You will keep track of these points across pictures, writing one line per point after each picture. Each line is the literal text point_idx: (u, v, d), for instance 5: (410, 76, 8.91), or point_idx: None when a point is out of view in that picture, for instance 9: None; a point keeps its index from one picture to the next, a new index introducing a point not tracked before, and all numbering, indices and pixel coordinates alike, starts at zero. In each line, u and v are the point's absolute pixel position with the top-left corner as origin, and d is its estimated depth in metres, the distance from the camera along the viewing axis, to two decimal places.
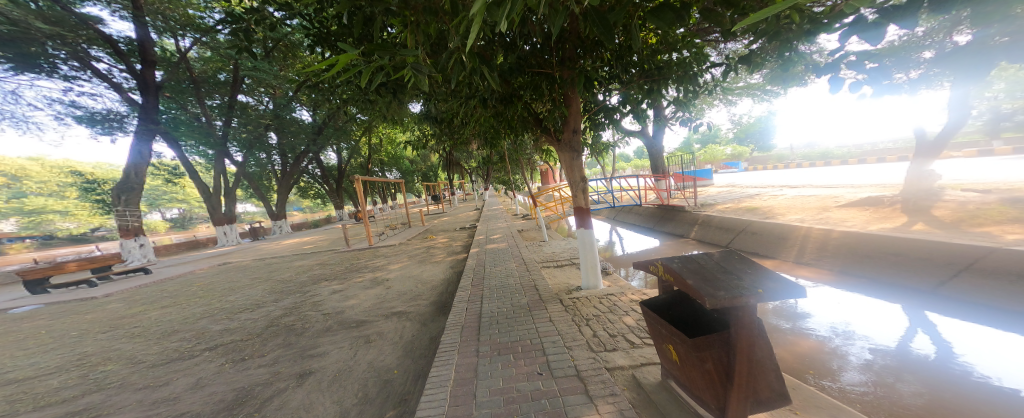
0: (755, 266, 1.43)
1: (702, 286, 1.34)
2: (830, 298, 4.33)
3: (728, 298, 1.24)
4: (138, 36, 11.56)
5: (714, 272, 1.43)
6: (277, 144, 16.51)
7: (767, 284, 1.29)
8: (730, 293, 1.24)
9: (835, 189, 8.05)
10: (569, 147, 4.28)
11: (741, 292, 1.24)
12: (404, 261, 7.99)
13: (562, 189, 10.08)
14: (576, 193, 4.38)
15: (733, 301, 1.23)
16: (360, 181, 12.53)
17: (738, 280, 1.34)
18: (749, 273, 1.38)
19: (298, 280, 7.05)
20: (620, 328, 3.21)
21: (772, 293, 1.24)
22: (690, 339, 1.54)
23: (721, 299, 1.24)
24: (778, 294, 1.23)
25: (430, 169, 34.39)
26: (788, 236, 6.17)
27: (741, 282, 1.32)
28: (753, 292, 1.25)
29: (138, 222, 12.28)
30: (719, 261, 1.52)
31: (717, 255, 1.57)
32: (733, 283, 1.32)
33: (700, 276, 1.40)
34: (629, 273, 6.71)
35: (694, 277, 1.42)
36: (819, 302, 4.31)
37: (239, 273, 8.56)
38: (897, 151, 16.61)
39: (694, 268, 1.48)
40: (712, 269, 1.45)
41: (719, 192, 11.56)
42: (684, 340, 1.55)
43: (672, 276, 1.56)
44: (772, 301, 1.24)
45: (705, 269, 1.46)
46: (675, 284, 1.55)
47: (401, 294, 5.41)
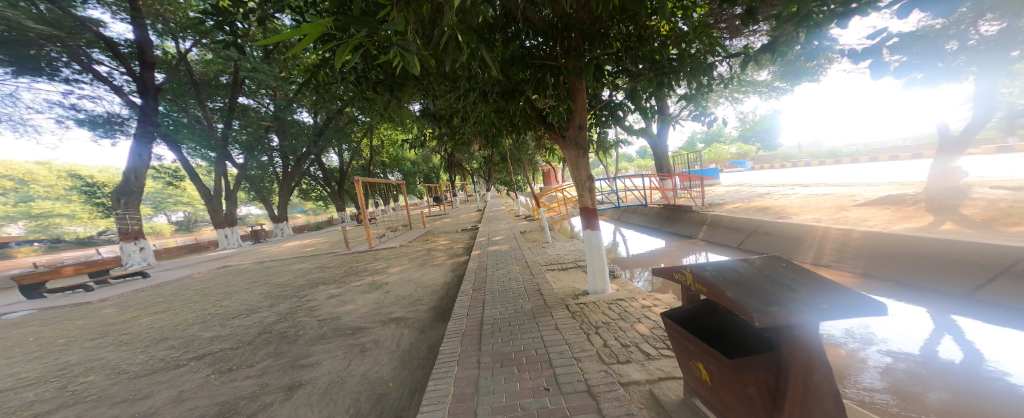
0: (808, 276, 1.21)
1: (745, 299, 1.12)
2: None
3: (783, 314, 1.02)
4: (137, 38, 11.48)
5: (759, 281, 1.21)
6: (278, 146, 16.45)
7: (832, 297, 1.06)
8: (785, 309, 1.03)
9: (851, 188, 7.73)
10: (575, 145, 4.03)
11: (799, 308, 1.02)
12: (404, 263, 7.80)
13: (565, 189, 9.87)
14: (584, 192, 4.10)
15: (788, 318, 1.02)
16: (360, 182, 12.31)
17: (790, 292, 1.12)
18: (804, 285, 1.16)
19: (295, 284, 6.87)
20: (633, 337, 2.98)
21: (840, 309, 1.02)
22: (726, 358, 1.33)
23: (774, 317, 1.02)
24: (848, 311, 1.00)
25: (432, 170, 34.22)
26: (803, 237, 5.91)
27: (794, 295, 1.11)
28: (814, 307, 1.03)
29: (138, 225, 12.18)
30: (762, 268, 1.31)
31: (758, 262, 1.36)
32: (786, 297, 1.10)
33: (742, 287, 1.19)
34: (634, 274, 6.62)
35: (733, 287, 1.20)
36: None
37: (237, 276, 8.42)
38: (908, 149, 16.24)
39: (733, 278, 1.26)
40: (756, 278, 1.23)
41: (726, 191, 11.25)
42: (720, 359, 1.33)
43: (704, 287, 1.34)
44: (839, 320, 1.01)
45: (748, 279, 1.24)
46: (708, 297, 1.34)
47: (400, 299, 5.23)
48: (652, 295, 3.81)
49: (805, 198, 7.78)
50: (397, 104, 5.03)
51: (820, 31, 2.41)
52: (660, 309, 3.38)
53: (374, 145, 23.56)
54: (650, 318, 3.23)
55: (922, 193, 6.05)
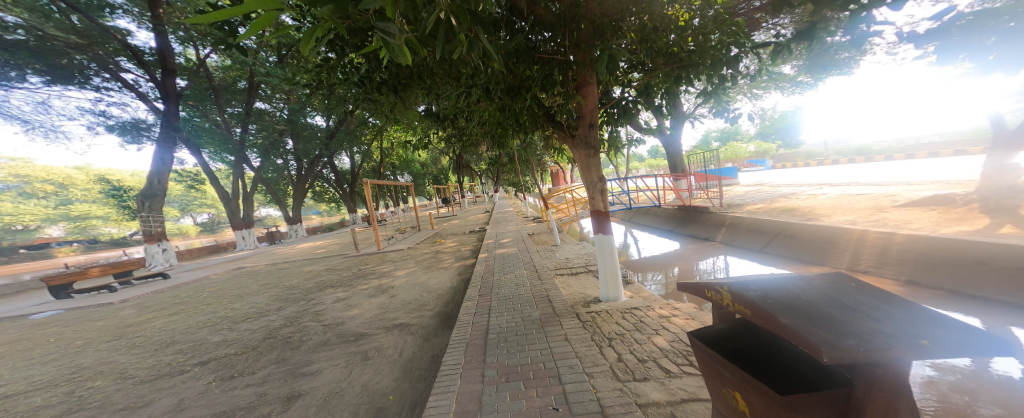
0: (885, 298, 0.99)
1: (807, 328, 0.92)
2: None
3: (868, 352, 0.81)
4: (159, 45, 11.84)
5: (822, 306, 0.99)
6: (293, 150, 16.81)
7: (929, 329, 0.83)
8: (866, 345, 0.81)
9: (888, 188, 7.20)
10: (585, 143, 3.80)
11: (887, 343, 0.80)
12: (411, 266, 7.75)
13: (575, 191, 9.63)
14: (596, 192, 3.86)
15: (870, 357, 0.80)
16: (369, 184, 12.31)
17: (869, 321, 0.90)
18: (887, 312, 0.93)
19: (304, 287, 6.90)
20: (651, 351, 2.74)
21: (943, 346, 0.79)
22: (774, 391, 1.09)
23: (852, 354, 0.81)
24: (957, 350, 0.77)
25: (441, 171, 34.37)
26: (836, 242, 5.50)
27: (875, 325, 0.89)
28: (909, 342, 0.80)
29: (161, 227, 12.59)
30: (822, 287, 1.09)
31: (817, 279, 1.13)
32: (863, 327, 0.88)
33: (803, 314, 0.97)
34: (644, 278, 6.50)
35: (789, 313, 0.99)
36: None
37: (250, 278, 8.54)
38: (946, 145, 15.23)
39: (789, 300, 1.05)
40: (815, 300, 1.02)
41: (746, 191, 10.75)
42: (765, 392, 1.10)
43: (746, 309, 1.13)
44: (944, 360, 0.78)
45: (806, 303, 1.03)
46: (752, 321, 1.13)
47: (405, 304, 5.17)
48: (669, 303, 3.57)
49: (833, 199, 7.30)
50: (403, 107, 4.93)
51: (864, 16, 2.13)
52: (678, 319, 3.13)
53: (385, 147, 23.84)
54: (669, 329, 2.98)
55: (970, 193, 5.55)
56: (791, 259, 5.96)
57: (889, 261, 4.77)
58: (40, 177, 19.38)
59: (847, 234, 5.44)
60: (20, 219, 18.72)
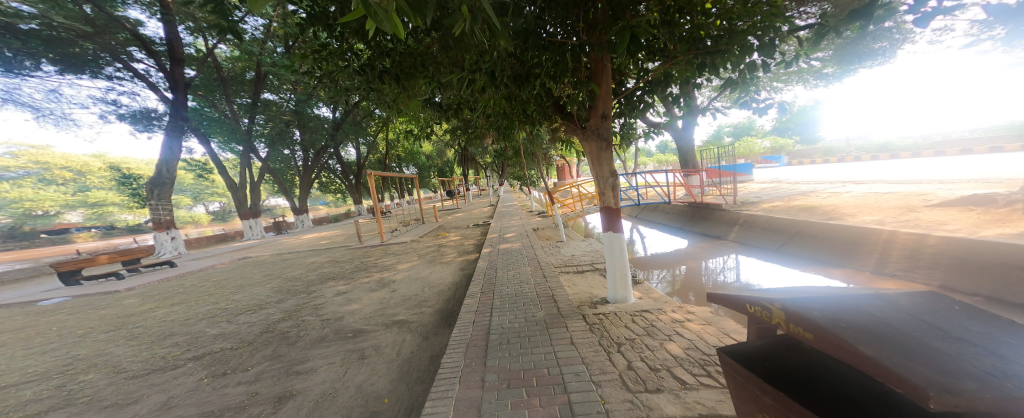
0: (1003, 329, 0.79)
1: (902, 364, 0.74)
2: None
3: (997, 401, 0.61)
4: (167, 35, 11.74)
5: (919, 336, 0.80)
6: (299, 140, 16.81)
7: None
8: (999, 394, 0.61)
9: (917, 186, 6.83)
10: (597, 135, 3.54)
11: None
12: (414, 260, 7.64)
13: (582, 185, 9.37)
14: (606, 186, 3.60)
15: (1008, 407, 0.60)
16: (373, 175, 12.17)
17: (994, 361, 0.70)
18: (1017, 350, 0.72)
19: (306, 279, 6.83)
20: (664, 359, 2.50)
21: None
22: None
23: (974, 403, 0.62)
24: None
25: (447, 164, 34.22)
26: (860, 244, 5.19)
27: (1002, 366, 0.68)
28: None
29: (169, 215, 12.70)
30: (911, 310, 0.90)
31: (904, 300, 0.93)
32: (988, 368, 0.68)
33: (894, 345, 0.79)
34: (649, 276, 6.34)
35: (873, 342, 0.81)
36: None
37: (254, 268, 8.53)
38: (974, 142, 14.53)
39: (869, 327, 0.87)
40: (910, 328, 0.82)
41: (761, 188, 10.36)
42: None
43: (810, 332, 0.94)
44: None
45: (893, 330, 0.84)
46: (816, 346, 0.95)
47: (406, 300, 5.07)
48: (682, 306, 3.36)
49: (856, 198, 6.94)
50: (407, 98, 4.73)
51: None
52: (693, 324, 2.90)
53: (391, 139, 23.71)
54: (683, 335, 2.73)
55: (1012, 194, 5.18)
56: (811, 260, 5.66)
57: (919, 265, 4.45)
58: (59, 165, 19.65)
59: (873, 235, 5.12)
60: (42, 205, 19.13)
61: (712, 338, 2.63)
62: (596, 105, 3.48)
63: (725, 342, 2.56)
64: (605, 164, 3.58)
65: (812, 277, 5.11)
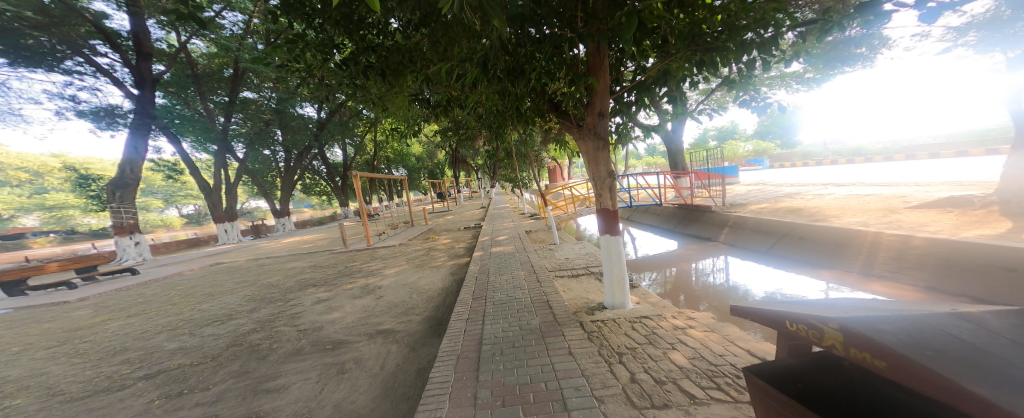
0: None
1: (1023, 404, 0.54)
2: None
3: None
4: (134, 27, 11.02)
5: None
6: (280, 140, 16.15)
7: None
8: None
9: (897, 188, 7.02)
10: (594, 135, 3.38)
11: None
12: (401, 264, 7.32)
13: (573, 187, 9.27)
14: (604, 189, 3.43)
15: None
16: (359, 177, 11.70)
17: None
18: None
19: (284, 286, 6.42)
20: (669, 370, 2.32)
21: None
22: None
23: None
24: None
25: (437, 166, 33.76)
26: (848, 244, 5.22)
27: None
28: None
29: (133, 219, 11.85)
30: (1008, 332, 0.70)
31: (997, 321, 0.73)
32: None
33: (1001, 375, 0.59)
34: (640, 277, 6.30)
35: (972, 370, 0.61)
36: None
37: (227, 275, 8.01)
38: (941, 147, 15.32)
39: (958, 348, 0.67)
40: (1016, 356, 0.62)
41: (748, 190, 10.51)
42: None
43: (874, 354, 0.75)
44: None
45: (994, 356, 0.64)
46: (883, 372, 0.74)
47: (392, 307, 4.79)
48: (682, 312, 3.24)
49: (840, 199, 7.08)
50: (393, 95, 4.46)
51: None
52: (697, 331, 2.77)
53: (379, 140, 23.16)
54: (687, 344, 2.58)
55: (989, 195, 5.34)
56: (799, 262, 5.69)
57: (906, 265, 4.48)
58: (15, 165, 18.36)
59: (860, 236, 5.15)
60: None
61: (718, 347, 2.48)
62: (593, 102, 3.32)
63: (732, 351, 2.41)
64: (602, 166, 3.42)
65: (803, 279, 5.11)
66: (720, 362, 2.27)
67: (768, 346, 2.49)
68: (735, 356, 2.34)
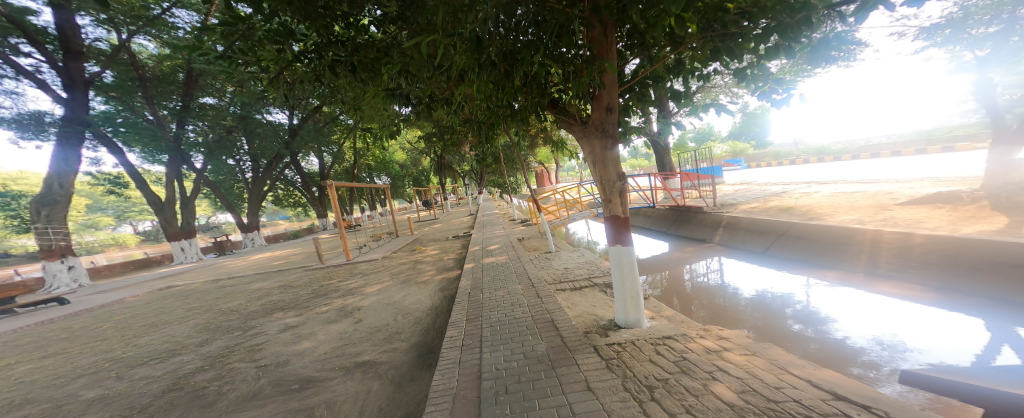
0: None
1: None
2: (884, 308, 3.85)
3: None
4: (59, 22, 9.86)
5: None
6: (247, 148, 15.07)
7: None
8: None
9: (880, 185, 7.11)
10: (601, 133, 2.98)
11: None
12: (384, 280, 6.68)
13: (562, 191, 8.96)
14: (613, 192, 3.03)
15: None
16: (334, 187, 10.77)
17: None
18: None
19: (245, 311, 5.63)
20: (717, 409, 1.88)
21: None
22: None
23: None
24: None
25: (420, 173, 32.92)
26: (848, 244, 5.11)
27: None
28: None
29: (63, 241, 10.47)
30: None
31: None
32: None
33: None
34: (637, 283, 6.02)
35: None
36: (865, 311, 3.87)
37: (179, 300, 7.03)
38: (899, 144, 16.32)
39: None
40: None
41: (734, 189, 10.55)
42: None
43: None
44: None
45: None
46: None
47: (373, 332, 4.21)
48: (709, 330, 2.94)
49: (828, 197, 7.12)
50: (368, 95, 3.97)
51: None
52: (734, 356, 2.44)
53: (358, 147, 22.21)
54: (728, 373, 2.21)
55: (976, 190, 5.40)
56: (800, 261, 5.56)
57: (911, 264, 4.35)
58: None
59: (858, 235, 5.04)
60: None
61: (770, 376, 2.12)
62: (600, 97, 2.91)
63: (789, 381, 2.05)
64: (610, 167, 3.02)
65: (802, 280, 5.00)
66: (780, 398, 1.88)
67: (820, 373, 2.19)
68: (795, 388, 1.97)
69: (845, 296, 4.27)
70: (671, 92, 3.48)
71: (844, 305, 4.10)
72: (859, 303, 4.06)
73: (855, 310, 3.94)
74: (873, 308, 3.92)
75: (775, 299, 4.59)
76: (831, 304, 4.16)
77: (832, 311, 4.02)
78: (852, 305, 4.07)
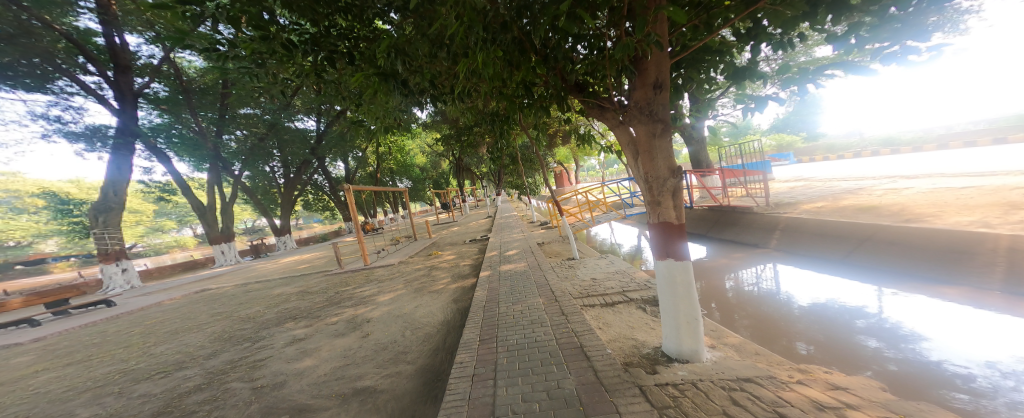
0: None
1: None
2: (1013, 332, 3.14)
3: None
4: (110, 41, 10.56)
5: None
6: (279, 154, 15.70)
7: None
8: None
9: (995, 179, 5.78)
10: (647, 117, 2.21)
11: None
12: (399, 287, 6.37)
13: (588, 191, 8.25)
14: (663, 193, 2.30)
15: None
16: (352, 190, 10.65)
17: None
18: None
19: (260, 319, 5.45)
20: None
21: None
22: None
23: None
24: None
25: (441, 175, 33.26)
26: (971, 253, 4.18)
27: None
28: None
29: (118, 245, 11.23)
30: None
31: None
32: None
33: None
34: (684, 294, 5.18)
35: None
36: (985, 334, 3.21)
37: (205, 305, 7.09)
38: (990, 131, 14.08)
39: None
40: None
41: (790, 187, 9.29)
42: None
43: None
44: None
45: None
46: None
47: (379, 352, 3.79)
48: (811, 374, 2.17)
49: (924, 194, 5.92)
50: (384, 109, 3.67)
51: None
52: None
53: (383, 152, 22.62)
54: None
55: None
56: (896, 272, 4.65)
57: None
58: (32, 192, 18.32)
59: (988, 240, 4.12)
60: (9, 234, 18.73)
61: None
62: (645, 70, 2.16)
63: None
64: (659, 160, 2.28)
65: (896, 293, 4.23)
66: None
67: None
68: None
69: (958, 317, 3.53)
70: (734, 69, 2.61)
71: (954, 326, 3.42)
72: (979, 325, 3.35)
73: (970, 332, 3.28)
74: (996, 332, 3.20)
75: (842, 310, 4.12)
76: (935, 325, 3.48)
77: (930, 332, 3.39)
78: (965, 327, 3.37)
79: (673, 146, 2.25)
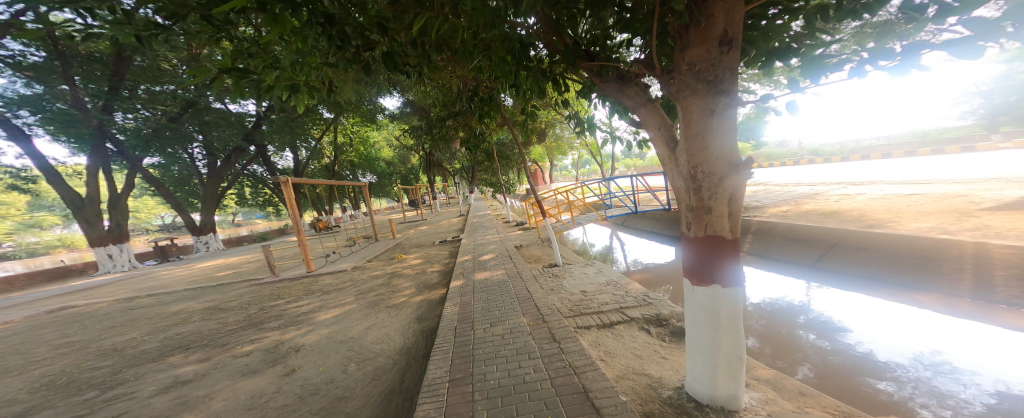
0: None
1: None
2: (968, 332, 3.15)
3: None
4: None
5: None
6: (202, 138, 13.18)
7: None
8: None
9: (939, 186, 6.18)
10: (706, 85, 1.56)
11: None
12: (347, 300, 5.24)
13: (567, 189, 7.65)
14: (717, 196, 1.68)
15: None
16: (291, 184, 8.95)
17: None
18: None
19: (133, 352, 4.02)
20: None
21: None
22: None
23: None
24: None
25: (409, 170, 31.17)
26: (939, 259, 4.17)
27: None
28: None
29: None
30: None
31: None
32: None
33: None
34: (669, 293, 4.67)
35: None
36: (949, 333, 3.16)
37: (57, 330, 5.25)
38: (907, 145, 16.14)
39: None
40: None
41: (754, 191, 9.58)
42: None
43: None
44: None
45: None
46: None
47: (299, 400, 2.76)
48: None
49: (879, 200, 6.20)
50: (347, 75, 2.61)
51: None
52: None
53: (340, 142, 20.40)
54: None
55: None
56: (867, 278, 4.61)
57: None
58: None
59: (953, 247, 4.15)
60: None
61: None
62: (711, 16, 1.50)
63: None
64: (713, 152, 1.65)
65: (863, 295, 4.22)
66: None
67: None
68: None
69: (897, 315, 3.62)
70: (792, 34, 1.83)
71: (899, 322, 3.47)
72: (925, 324, 3.38)
73: (921, 329, 3.29)
74: (937, 328, 3.29)
75: (797, 307, 4.07)
76: (886, 321, 3.51)
77: (888, 329, 3.36)
78: (914, 324, 3.41)
79: (737, 132, 1.61)
